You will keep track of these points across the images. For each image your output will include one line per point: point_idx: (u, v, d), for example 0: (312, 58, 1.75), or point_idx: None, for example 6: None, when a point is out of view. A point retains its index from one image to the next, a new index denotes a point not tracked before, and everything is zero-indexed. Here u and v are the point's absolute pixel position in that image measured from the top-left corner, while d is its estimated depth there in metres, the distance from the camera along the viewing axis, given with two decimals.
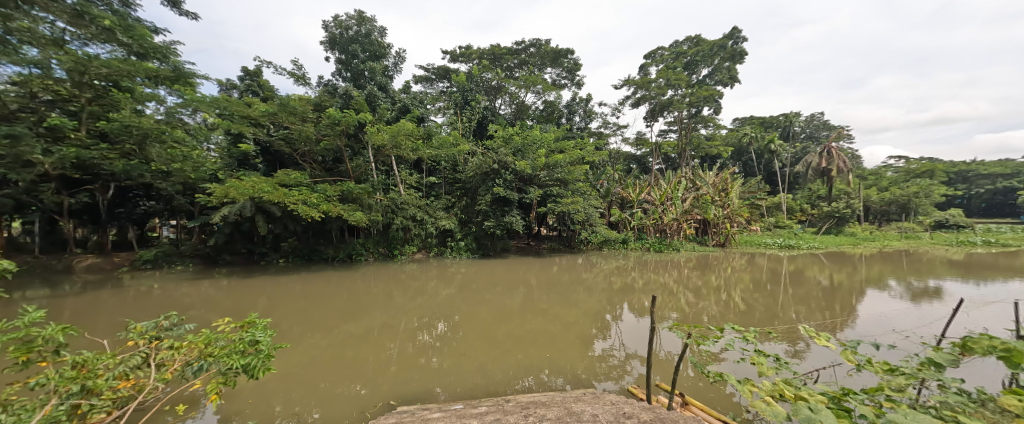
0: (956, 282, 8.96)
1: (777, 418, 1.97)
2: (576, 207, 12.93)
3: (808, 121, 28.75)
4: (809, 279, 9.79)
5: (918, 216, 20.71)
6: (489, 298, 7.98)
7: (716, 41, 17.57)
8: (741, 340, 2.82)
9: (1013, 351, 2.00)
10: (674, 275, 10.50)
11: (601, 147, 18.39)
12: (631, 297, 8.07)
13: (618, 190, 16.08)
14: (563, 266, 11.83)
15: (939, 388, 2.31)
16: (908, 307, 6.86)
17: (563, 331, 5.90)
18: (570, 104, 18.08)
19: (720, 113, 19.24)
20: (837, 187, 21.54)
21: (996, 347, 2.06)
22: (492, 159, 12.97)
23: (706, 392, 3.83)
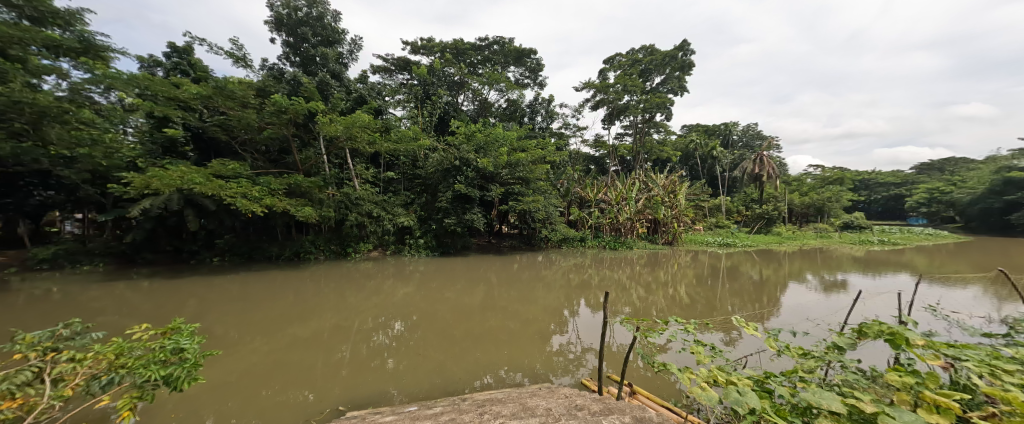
0: (858, 275, 10.44)
1: (709, 400, 2.20)
2: (537, 205, 13.20)
3: (745, 130, 31.55)
4: (742, 274, 10.85)
5: (831, 218, 23.60)
6: (448, 296, 7.95)
7: (669, 52, 18.67)
8: (683, 332, 3.08)
9: (895, 334, 2.39)
10: (627, 271, 11.11)
11: (561, 147, 18.87)
12: (587, 293, 8.43)
13: (576, 190, 16.62)
14: (524, 264, 12.03)
15: (841, 368, 2.71)
16: (821, 298, 7.90)
17: (522, 328, 6.06)
18: (532, 104, 18.37)
19: (671, 120, 20.51)
20: (767, 191, 24.00)
21: (884, 331, 2.45)
22: (455, 156, 12.93)
23: (652, 382, 4.14)
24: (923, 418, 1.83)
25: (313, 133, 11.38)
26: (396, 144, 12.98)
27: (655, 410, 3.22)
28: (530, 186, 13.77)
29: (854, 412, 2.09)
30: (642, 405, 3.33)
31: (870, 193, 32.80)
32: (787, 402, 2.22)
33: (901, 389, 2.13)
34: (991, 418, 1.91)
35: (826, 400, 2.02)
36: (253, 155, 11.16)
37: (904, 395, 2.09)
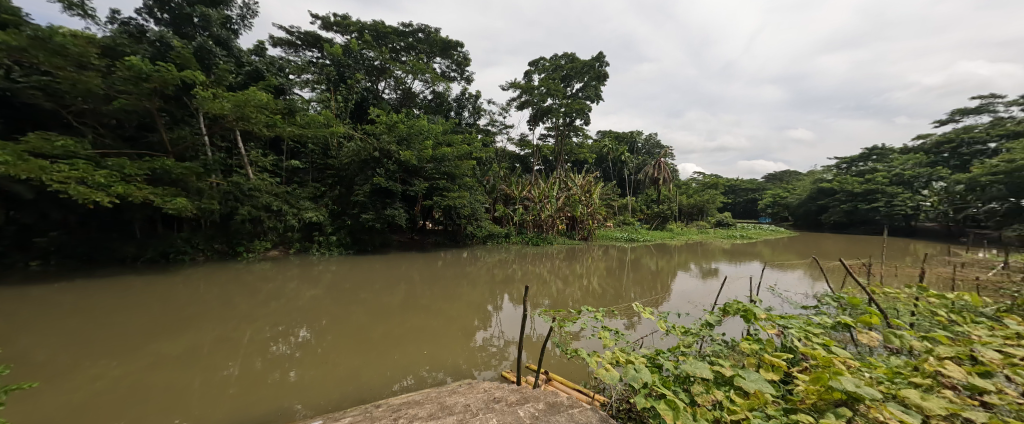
0: (727, 264, 12.74)
1: (613, 379, 2.40)
2: (463, 202, 13.01)
3: (648, 139, 35.60)
4: (643, 265, 12.35)
5: (710, 217, 28.12)
6: (363, 297, 7.42)
7: (588, 61, 20.04)
8: (593, 319, 3.32)
9: (748, 311, 2.93)
10: (548, 265, 11.72)
11: (488, 144, 18.89)
12: (510, 288, 8.63)
13: (502, 187, 16.86)
14: (448, 261, 11.79)
15: (712, 341, 3.24)
16: (700, 283, 9.46)
17: (445, 326, 5.96)
18: (458, 98, 18.03)
19: (588, 125, 22.07)
20: (663, 192, 27.49)
21: (741, 308, 2.99)
22: (373, 146, 12.08)
23: (566, 368, 4.43)
24: (764, 376, 2.27)
25: (190, 109, 9.50)
26: (303, 128, 11.53)
27: (567, 394, 3.44)
28: (456, 183, 13.53)
29: (718, 377, 2.51)
30: (559, 391, 3.53)
31: (735, 196, 40.01)
32: (672, 374, 2.54)
33: (750, 354, 2.63)
34: (804, 371, 2.47)
35: (700, 368, 2.36)
36: (96, 130, 8.72)
37: (752, 359, 2.58)
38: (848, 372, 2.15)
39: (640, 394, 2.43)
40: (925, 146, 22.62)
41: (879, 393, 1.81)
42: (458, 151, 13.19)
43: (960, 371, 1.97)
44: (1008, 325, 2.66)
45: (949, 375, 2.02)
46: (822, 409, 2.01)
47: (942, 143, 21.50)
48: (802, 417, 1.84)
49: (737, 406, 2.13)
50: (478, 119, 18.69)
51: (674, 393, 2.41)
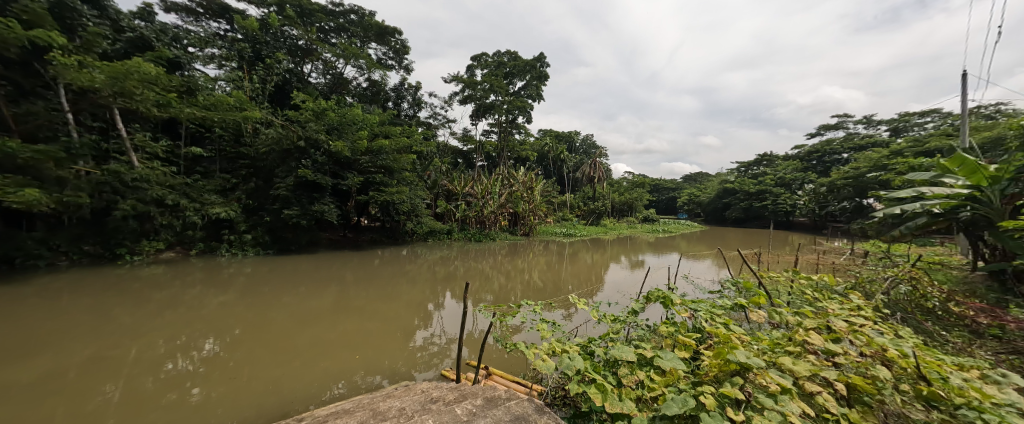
0: (653, 255, 14.02)
1: (548, 369, 2.45)
2: (402, 197, 12.42)
3: (585, 139, 37.39)
4: (580, 258, 13.08)
5: (638, 213, 30.55)
6: (287, 301, 6.75)
7: (530, 61, 20.40)
8: (531, 313, 3.37)
9: (667, 298, 3.24)
10: (490, 261, 11.80)
11: (429, 138, 18.26)
12: (452, 285, 8.52)
13: (444, 183, 16.46)
14: (385, 259, 11.22)
15: (638, 326, 3.53)
16: (629, 274, 10.31)
17: (382, 327, 5.68)
18: (397, 88, 17.14)
19: (530, 122, 22.50)
20: (598, 190, 29.16)
21: (662, 295, 3.29)
22: (298, 134, 10.94)
23: (505, 362, 4.49)
24: (677, 355, 2.53)
25: (45, 79, 7.71)
26: (207, 111, 10.01)
27: (507, 388, 3.49)
28: (394, 177, 12.87)
29: (640, 358, 2.73)
30: (500, 385, 3.57)
31: (659, 195, 43.97)
32: (602, 360, 2.71)
33: (668, 336, 2.93)
34: (709, 348, 2.81)
35: (626, 352, 2.55)
36: None
37: (669, 341, 2.87)
38: (741, 346, 2.50)
39: (573, 381, 2.53)
40: (799, 155, 27.22)
41: (763, 363, 2.13)
42: (396, 144, 12.53)
43: (818, 339, 2.41)
44: (853, 299, 3.33)
45: (812, 343, 2.45)
46: (722, 380, 2.30)
47: (813, 152, 25.98)
48: (706, 389, 2.10)
49: (656, 384, 2.34)
50: (419, 111, 17.97)
51: (603, 377, 2.57)
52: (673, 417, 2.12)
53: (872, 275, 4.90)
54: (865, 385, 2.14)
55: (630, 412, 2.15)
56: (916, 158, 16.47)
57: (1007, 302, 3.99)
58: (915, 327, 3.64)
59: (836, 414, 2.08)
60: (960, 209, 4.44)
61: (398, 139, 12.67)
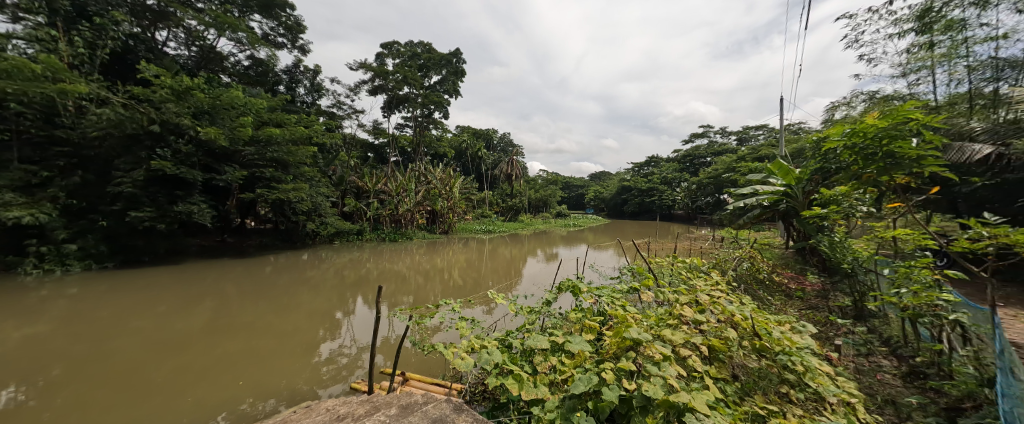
0: (565, 248, 15.17)
1: (467, 367, 2.38)
2: (300, 195, 11.16)
3: (503, 137, 38.13)
4: (500, 254, 13.44)
5: (552, 209, 32.47)
6: (139, 326, 5.54)
7: (445, 55, 20.03)
8: (450, 312, 3.27)
9: (576, 286, 3.54)
10: (407, 261, 11.38)
11: (333, 129, 16.69)
12: (364, 289, 8.01)
13: (352, 178, 15.21)
14: (280, 265, 9.99)
15: (551, 315, 3.78)
16: (544, 266, 11.02)
17: (277, 343, 5.08)
18: (289, 70, 15.21)
19: (446, 118, 22.18)
20: (515, 187, 30.17)
21: (572, 284, 3.56)
22: (150, 116, 8.83)
23: (422, 366, 4.40)
24: (583, 338, 2.75)
25: None
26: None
27: (430, 393, 3.42)
28: (286, 172, 11.49)
29: (552, 345, 2.89)
30: (417, 389, 3.49)
31: (570, 191, 47.26)
32: (518, 351, 2.82)
33: (577, 321, 3.20)
34: (609, 328, 3.16)
35: (541, 341, 2.66)
36: None
37: (578, 326, 3.14)
38: (635, 323, 2.85)
39: (490, 375, 2.53)
40: (677, 157, 32.09)
41: (650, 335, 2.46)
42: (290, 135, 11.10)
43: (690, 312, 2.89)
44: (713, 276, 4.11)
45: (685, 315, 2.95)
46: (619, 355, 2.58)
47: (688, 155, 30.74)
48: (608, 365, 2.33)
49: (566, 367, 2.51)
50: (318, 99, 16.23)
51: (519, 367, 2.65)
52: (581, 395, 2.28)
53: (726, 255, 6.07)
54: (720, 345, 2.65)
55: (543, 397, 2.24)
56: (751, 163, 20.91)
57: (806, 270, 5.37)
58: (753, 294, 4.67)
59: (701, 372, 2.53)
60: (780, 202, 5.78)
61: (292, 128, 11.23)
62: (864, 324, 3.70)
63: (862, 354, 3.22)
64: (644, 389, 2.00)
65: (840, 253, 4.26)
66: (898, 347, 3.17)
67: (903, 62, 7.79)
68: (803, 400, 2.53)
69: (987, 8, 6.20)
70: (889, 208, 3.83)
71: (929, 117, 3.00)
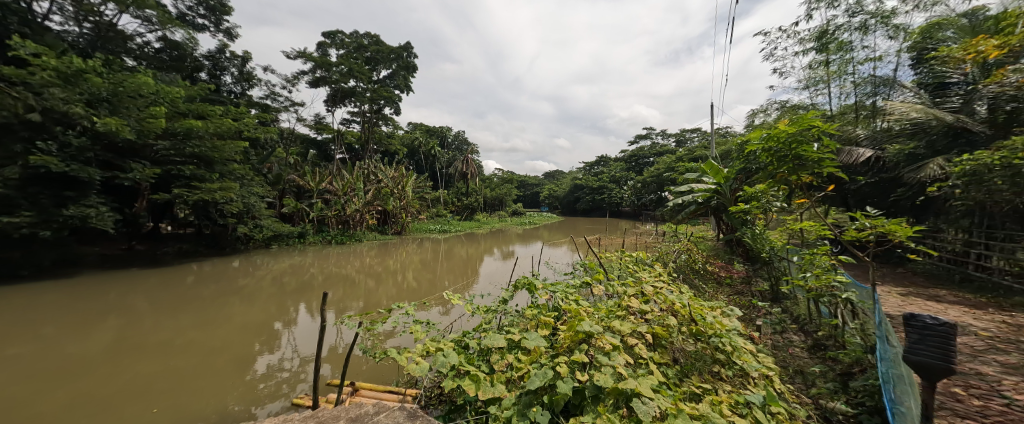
0: (521, 245, 15.44)
1: (422, 371, 2.34)
2: (229, 196, 10.14)
3: (458, 135, 37.65)
4: (456, 253, 13.31)
5: (508, 207, 32.72)
6: (20, 353, 4.72)
7: (394, 49, 19.32)
8: (404, 316, 3.15)
9: (531, 284, 3.61)
10: (357, 264, 10.86)
11: (267, 122, 15.29)
12: (307, 296, 7.52)
13: (291, 177, 14.14)
14: (204, 274, 9.01)
15: (507, 313, 3.83)
16: (501, 264, 11.11)
17: (203, 361, 4.63)
18: (212, 55, 13.30)
19: (397, 114, 21.45)
20: (470, 186, 29.99)
21: (527, 281, 3.64)
22: (28, 103, 7.01)
23: (374, 374, 4.24)
24: (539, 334, 2.80)
25: None
26: None
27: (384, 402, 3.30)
28: (210, 170, 10.28)
29: (508, 343, 2.92)
30: (369, 398, 3.38)
31: (525, 190, 47.96)
32: (474, 351, 2.82)
33: (531, 318, 3.28)
34: (563, 322, 3.26)
35: (497, 339, 2.68)
36: None
37: (533, 323, 3.22)
38: (587, 317, 2.98)
39: (446, 377, 2.50)
40: (623, 157, 33.91)
41: (599, 327, 2.58)
42: (213, 128, 9.77)
43: (636, 303, 3.09)
44: (657, 268, 4.41)
45: (632, 306, 3.13)
46: (573, 348, 2.67)
47: (634, 155, 32.50)
48: (561, 359, 2.40)
49: (522, 364, 2.56)
50: (248, 89, 14.72)
51: (476, 367, 2.65)
52: (537, 390, 2.33)
53: (667, 248, 6.55)
54: (662, 332, 2.85)
55: (500, 395, 2.26)
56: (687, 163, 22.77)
57: (733, 260, 5.98)
58: (691, 283, 5.09)
59: (646, 358, 2.71)
60: (712, 199, 6.38)
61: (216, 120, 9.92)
62: (780, 306, 4.23)
63: (777, 331, 3.68)
64: (596, 380, 2.09)
65: (760, 243, 4.79)
66: (805, 324, 3.66)
67: (807, 78, 8.95)
68: (731, 376, 2.83)
69: (868, 32, 7.36)
70: (799, 204, 4.37)
71: (826, 123, 3.49)
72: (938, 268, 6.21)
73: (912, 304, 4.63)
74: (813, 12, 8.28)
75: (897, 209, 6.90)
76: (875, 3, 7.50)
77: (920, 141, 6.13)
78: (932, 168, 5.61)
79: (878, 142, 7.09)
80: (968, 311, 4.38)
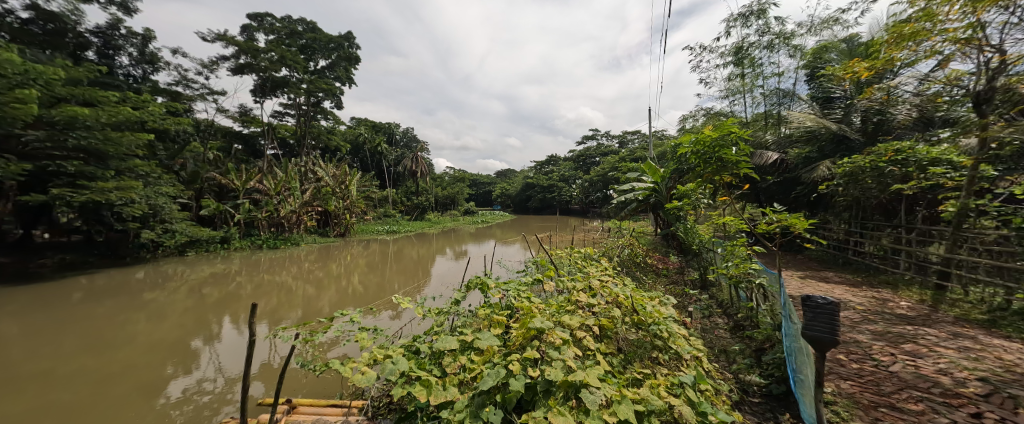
0: (474, 244, 15.33)
1: (368, 381, 2.25)
2: (132, 198, 8.75)
3: (406, 132, 36.40)
4: (406, 255, 12.90)
5: (459, 206, 32.36)
6: None
7: (334, 38, 18.19)
8: (348, 324, 2.98)
9: (483, 283, 3.62)
10: (296, 270, 10.08)
11: (179, 114, 13.33)
12: (232, 309, 6.85)
13: (210, 174, 12.37)
14: (96, 289, 7.76)
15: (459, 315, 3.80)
16: (454, 264, 10.97)
17: (98, 392, 4.03)
18: (100, 30, 10.45)
19: (338, 108, 20.22)
20: (421, 184, 29.23)
21: (479, 281, 3.65)
22: None
23: (314, 389, 3.99)
24: (491, 333, 2.82)
25: None
26: None
27: (323, 418, 3.10)
28: (103, 167, 8.39)
29: (460, 344, 2.91)
30: (308, 415, 3.13)
31: (477, 188, 47.73)
32: (425, 355, 2.77)
33: (483, 319, 3.32)
34: (515, 320, 3.33)
35: (448, 342, 2.66)
36: None
37: (485, 324, 3.26)
38: (538, 313, 3.07)
39: (395, 385, 2.44)
40: (571, 157, 35.19)
41: (550, 323, 2.67)
42: (104, 117, 7.90)
43: (584, 297, 3.24)
44: (603, 263, 4.65)
45: (580, 300, 3.28)
46: (525, 345, 2.73)
47: (581, 156, 33.77)
48: (514, 357, 2.45)
49: (474, 364, 2.57)
50: (153, 73, 12.01)
51: (427, 372, 2.62)
52: (489, 390, 2.36)
53: (611, 244, 6.92)
54: (607, 323, 3.02)
55: (452, 398, 2.26)
56: (629, 162, 24.27)
57: (669, 253, 6.50)
58: (631, 275, 5.45)
59: (593, 350, 2.86)
60: (650, 196, 6.87)
61: (110, 107, 8.12)
62: (707, 292, 4.71)
63: (706, 316, 4.11)
64: (547, 375, 2.17)
65: (691, 237, 5.26)
66: (727, 308, 4.11)
67: (727, 88, 9.95)
68: (668, 360, 3.09)
69: (774, 50, 8.38)
70: (722, 201, 4.86)
71: (743, 130, 3.97)
72: (828, 254, 7.30)
73: (809, 285, 5.40)
74: (730, 30, 9.21)
75: (797, 204, 8.01)
76: (778, 26, 8.56)
77: (814, 147, 7.20)
78: (822, 169, 6.61)
79: (784, 146, 8.06)
80: (849, 289, 5.21)
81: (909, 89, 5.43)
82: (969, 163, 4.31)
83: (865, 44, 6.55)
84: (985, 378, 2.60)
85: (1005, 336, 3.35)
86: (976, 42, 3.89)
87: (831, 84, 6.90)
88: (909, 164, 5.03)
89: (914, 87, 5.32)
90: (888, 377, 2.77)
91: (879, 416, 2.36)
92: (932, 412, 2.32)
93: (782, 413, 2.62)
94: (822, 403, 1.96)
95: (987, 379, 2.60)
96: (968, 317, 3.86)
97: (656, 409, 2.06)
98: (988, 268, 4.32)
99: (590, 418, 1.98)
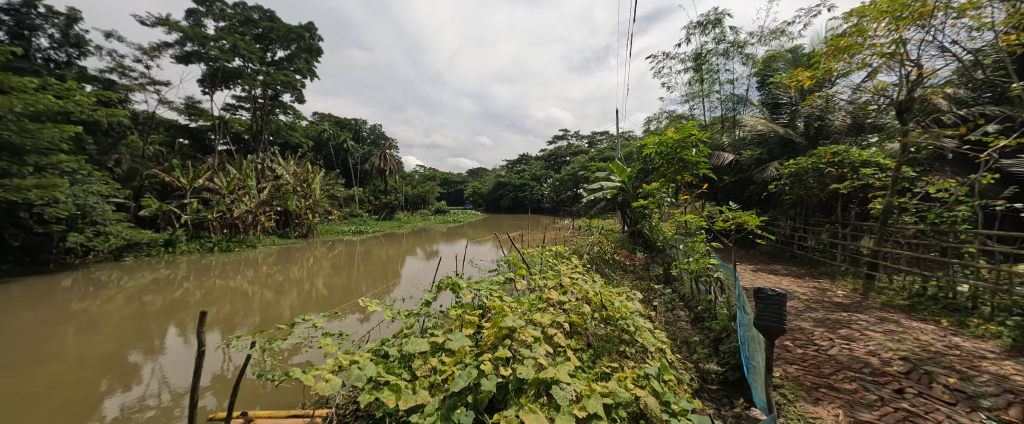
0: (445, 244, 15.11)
1: (333, 389, 2.18)
2: (55, 197, 7.84)
3: (374, 129, 35.36)
4: (374, 256, 12.53)
5: (430, 205, 31.87)
6: None
7: (294, 28, 17.29)
8: (311, 328, 2.86)
9: (454, 283, 3.59)
10: (254, 274, 9.52)
11: (113, 104, 12.19)
12: (179, 318, 6.37)
13: (152, 171, 11.58)
14: (11, 301, 6.92)
15: (430, 317, 3.75)
16: (425, 265, 10.78)
17: (17, 414, 3.65)
18: (10, 6, 9.37)
19: (299, 102, 19.28)
20: (389, 183, 28.51)
21: (451, 282, 3.61)
22: None
23: (275, 400, 3.82)
24: (463, 334, 2.81)
25: None
26: None
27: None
28: (19, 163, 7.45)
29: (431, 346, 2.89)
30: None
31: (448, 187, 47.21)
32: (393, 360, 2.71)
33: (455, 320, 3.30)
34: (488, 319, 3.34)
35: (418, 345, 2.61)
36: None
37: (457, 325, 3.23)
38: (510, 312, 3.08)
39: (362, 392, 2.38)
40: (542, 157, 35.62)
41: (521, 322, 2.68)
42: (18, 107, 6.93)
43: (555, 295, 3.29)
44: (573, 260, 4.75)
45: (552, 298, 3.32)
46: (497, 345, 2.73)
47: (552, 156, 34.23)
48: (485, 357, 2.45)
49: (445, 366, 2.55)
50: (80, 58, 10.86)
51: (396, 376, 2.57)
52: (460, 391, 2.36)
53: (581, 242, 7.11)
54: (577, 321, 3.09)
55: (422, 401, 2.23)
56: (598, 163, 24.91)
57: (635, 250, 6.76)
58: (600, 271, 5.62)
59: (564, 346, 2.92)
60: (618, 195, 7.11)
61: (28, 94, 7.13)
62: (671, 287, 4.94)
63: (669, 309, 4.33)
64: (518, 373, 2.19)
65: (656, 234, 5.50)
66: (689, 301, 4.34)
67: (688, 93, 10.43)
68: (634, 353, 3.21)
69: (729, 57, 8.88)
70: (684, 199, 5.10)
71: (701, 133, 4.17)
72: (776, 249, 7.89)
73: (759, 278, 5.82)
74: (690, 36, 9.66)
75: (750, 202, 8.58)
76: (733, 34, 9.09)
77: (764, 149, 7.71)
78: (772, 170, 7.11)
79: (738, 148, 8.58)
80: (794, 280, 5.66)
81: (845, 98, 5.94)
82: (894, 165, 4.80)
83: (808, 54, 7.14)
84: (906, 357, 2.92)
85: (922, 319, 3.78)
86: (899, 57, 4.31)
87: (779, 91, 7.44)
88: (844, 165, 5.53)
89: (848, 95, 5.83)
90: (827, 360, 3.04)
91: (819, 396, 2.58)
92: (863, 390, 2.57)
93: (737, 398, 2.82)
94: (772, 388, 2.12)
95: (907, 358, 2.92)
96: (892, 303, 4.30)
97: (623, 401, 2.14)
98: (908, 259, 4.84)
99: (560, 414, 2.03)
